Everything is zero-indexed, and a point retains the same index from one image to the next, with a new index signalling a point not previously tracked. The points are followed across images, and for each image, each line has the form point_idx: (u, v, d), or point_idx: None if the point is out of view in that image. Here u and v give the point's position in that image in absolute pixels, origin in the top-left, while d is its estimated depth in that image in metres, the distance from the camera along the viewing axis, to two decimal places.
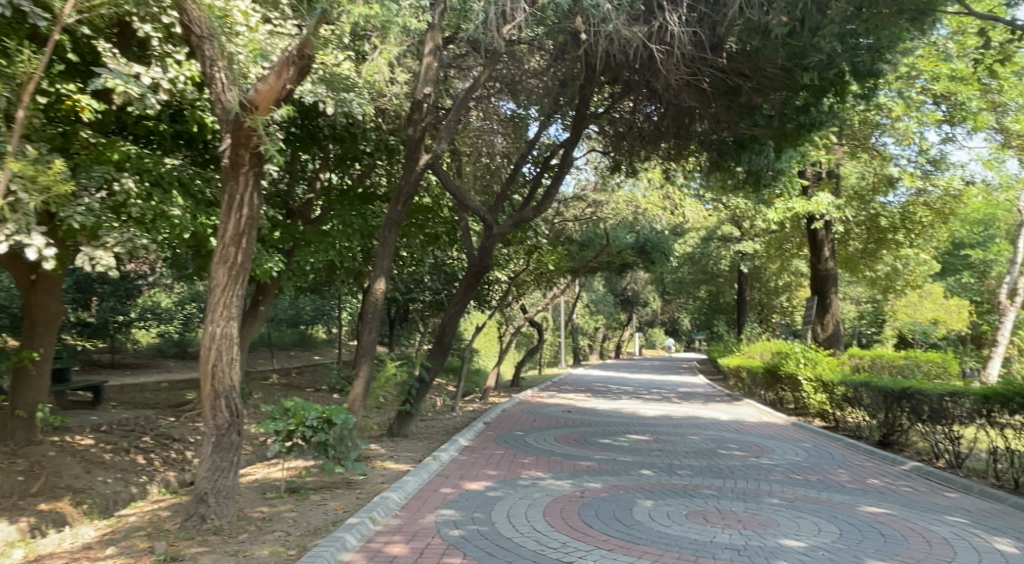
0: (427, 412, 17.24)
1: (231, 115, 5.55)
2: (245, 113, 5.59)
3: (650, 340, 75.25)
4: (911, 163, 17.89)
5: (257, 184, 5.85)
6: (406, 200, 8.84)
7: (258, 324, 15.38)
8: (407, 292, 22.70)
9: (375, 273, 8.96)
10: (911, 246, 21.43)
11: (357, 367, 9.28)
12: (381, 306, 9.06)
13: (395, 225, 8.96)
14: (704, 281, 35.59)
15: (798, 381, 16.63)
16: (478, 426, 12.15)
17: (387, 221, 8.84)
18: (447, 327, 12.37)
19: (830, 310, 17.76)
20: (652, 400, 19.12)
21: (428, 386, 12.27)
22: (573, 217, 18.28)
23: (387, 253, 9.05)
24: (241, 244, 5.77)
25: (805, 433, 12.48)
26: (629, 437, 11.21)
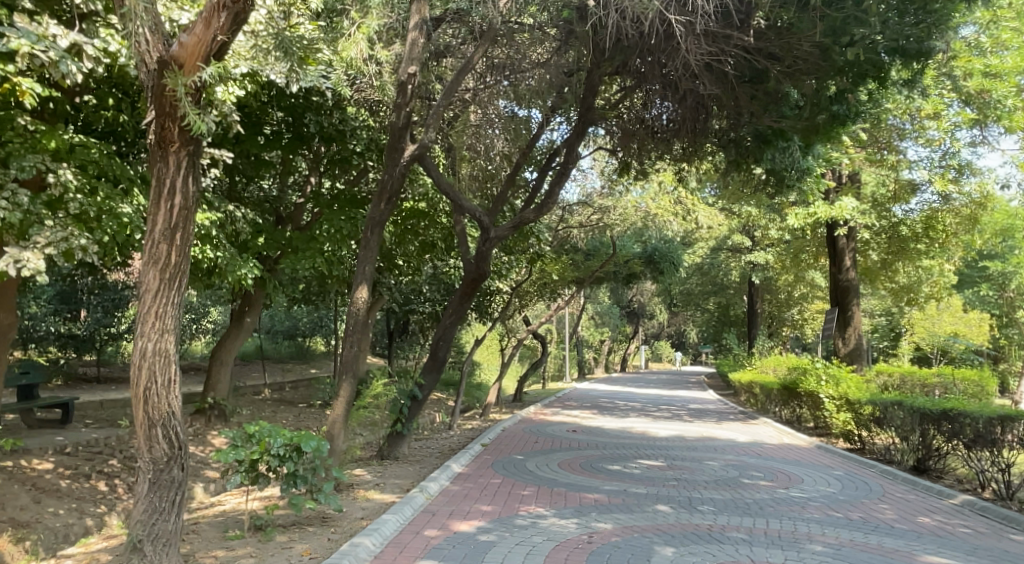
0: (423, 431, 16.26)
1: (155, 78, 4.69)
2: (167, 74, 4.69)
3: (656, 353, 74.12)
4: (936, 167, 16.96)
5: (193, 166, 4.96)
6: (391, 197, 7.98)
7: (244, 336, 14.43)
8: (405, 304, 21.81)
9: (357, 280, 8.03)
10: (933, 256, 20.44)
11: (338, 387, 8.31)
12: (364, 315, 8.14)
13: (380, 225, 8.07)
14: (714, 292, 34.63)
15: (819, 398, 15.63)
16: (474, 448, 11.18)
17: (371, 220, 7.96)
18: (441, 342, 11.38)
19: (852, 324, 16.72)
20: (663, 418, 18.09)
21: (421, 405, 11.34)
22: (578, 223, 17.38)
23: (371, 256, 8.17)
24: (175, 241, 4.86)
25: (832, 457, 11.46)
26: (641, 462, 10.19)
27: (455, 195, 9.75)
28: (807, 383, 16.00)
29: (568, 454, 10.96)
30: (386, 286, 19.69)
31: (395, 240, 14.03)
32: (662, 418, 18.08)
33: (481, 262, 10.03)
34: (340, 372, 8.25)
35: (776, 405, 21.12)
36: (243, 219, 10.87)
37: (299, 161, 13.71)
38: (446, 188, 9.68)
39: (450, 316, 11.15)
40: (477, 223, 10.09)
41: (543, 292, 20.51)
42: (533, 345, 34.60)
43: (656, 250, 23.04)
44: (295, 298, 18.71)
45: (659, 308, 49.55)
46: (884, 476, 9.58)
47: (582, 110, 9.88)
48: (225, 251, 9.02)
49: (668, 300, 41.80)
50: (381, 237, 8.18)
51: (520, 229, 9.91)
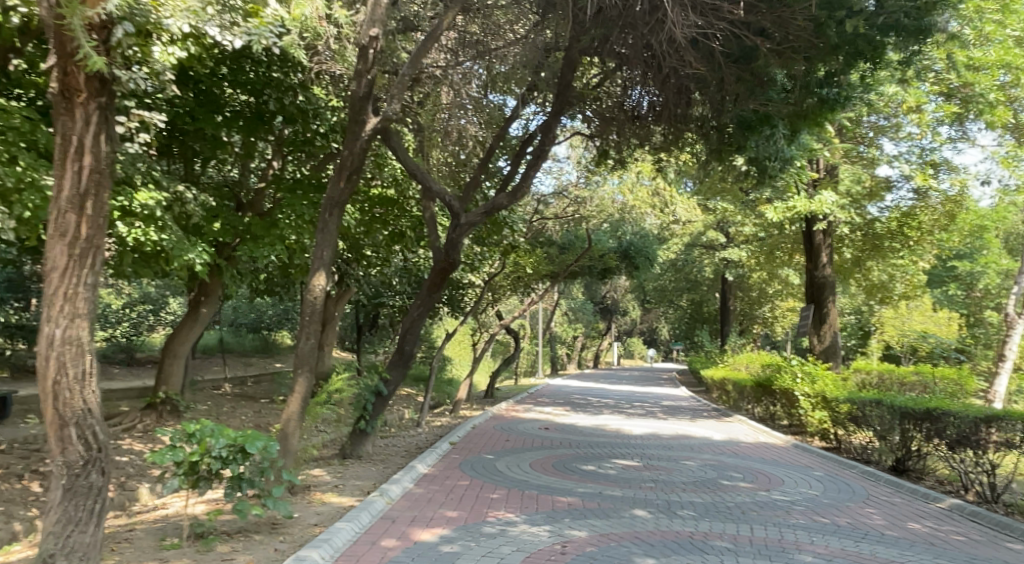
0: (389, 429, 15.67)
1: (50, 16, 4.44)
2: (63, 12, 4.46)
3: (628, 350, 74.09)
4: (914, 164, 16.77)
5: (102, 124, 4.60)
6: (351, 174, 7.52)
7: (200, 328, 13.74)
8: (374, 297, 21.22)
9: (314, 265, 7.46)
10: (908, 255, 20.36)
11: (294, 381, 7.74)
12: (321, 303, 7.58)
13: (340, 206, 7.57)
14: (687, 289, 34.48)
15: (794, 396, 15.39)
16: (442, 447, 10.64)
17: (330, 200, 7.47)
18: (408, 335, 10.78)
19: (828, 321, 16.49)
20: (636, 415, 17.72)
21: (385, 401, 10.82)
22: (553, 214, 16.91)
23: (331, 239, 7.64)
24: (84, 209, 4.39)
25: (810, 456, 11.15)
26: (616, 462, 9.75)
27: (423, 177, 9.20)
28: (783, 381, 15.74)
29: (540, 452, 10.48)
30: (354, 277, 19.06)
31: (362, 228, 13.44)
32: (635, 415, 17.69)
33: (450, 249, 9.46)
34: (297, 365, 7.65)
35: (749, 402, 20.92)
36: (195, 202, 10.21)
37: (261, 146, 13.13)
38: (414, 169, 9.14)
39: (418, 308, 10.58)
40: (447, 209, 9.50)
41: (516, 286, 20.02)
42: (505, 341, 34.15)
43: (631, 245, 22.69)
44: (258, 289, 17.99)
45: (632, 305, 49.38)
46: (865, 477, 9.24)
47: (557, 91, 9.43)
48: (171, 233, 8.41)
49: (642, 296, 41.62)
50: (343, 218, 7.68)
51: (493, 215, 9.38)
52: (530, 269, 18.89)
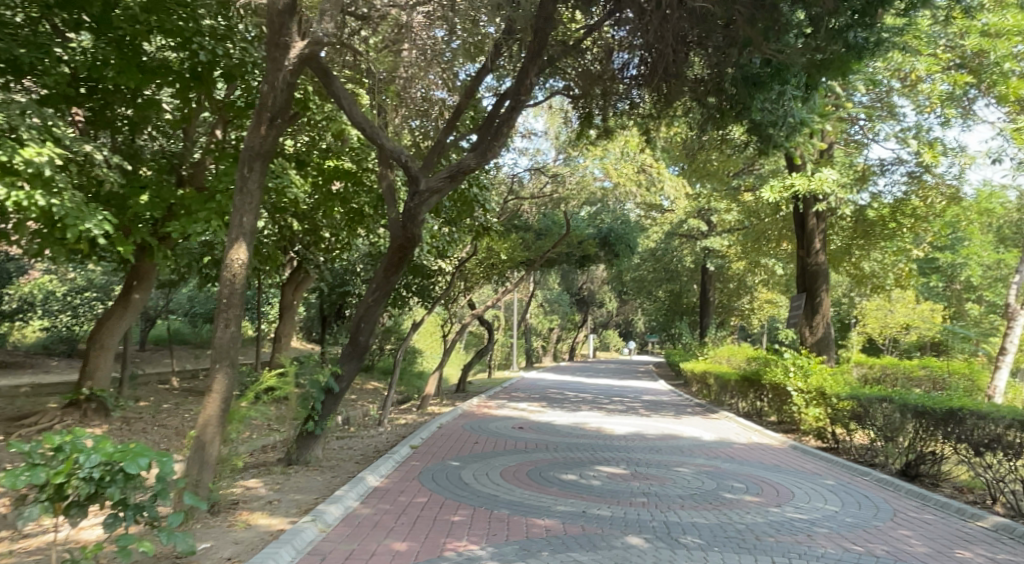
0: (349, 428, 14.33)
1: None
2: None
3: (604, 342, 72.90)
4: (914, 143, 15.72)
5: None
6: (272, 119, 6.61)
7: (131, 316, 12.25)
8: (339, 284, 19.85)
9: (233, 235, 6.32)
10: (901, 244, 19.41)
11: (212, 379, 6.38)
12: (245, 282, 6.36)
13: (263, 157, 6.55)
14: (666, 280, 33.47)
15: (787, 392, 14.34)
16: (401, 451, 9.32)
17: (248, 148, 6.46)
18: (363, 325, 9.38)
19: (821, 311, 15.39)
20: (616, 411, 16.52)
21: (337, 399, 9.51)
22: (529, 195, 15.59)
23: (255, 202, 6.54)
24: None
25: (810, 458, 10.05)
26: (599, 469, 8.52)
27: (377, 134, 7.85)
28: (774, 376, 14.65)
29: (513, 458, 9.20)
30: (314, 262, 17.62)
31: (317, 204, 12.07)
32: (615, 412, 16.49)
33: (407, 222, 8.10)
34: (215, 358, 6.32)
35: (732, 397, 19.89)
36: (109, 166, 8.78)
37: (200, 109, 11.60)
38: (366, 125, 7.76)
39: (376, 294, 9.22)
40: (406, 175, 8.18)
41: (488, 274, 18.75)
42: (478, 332, 32.90)
43: (612, 231, 21.56)
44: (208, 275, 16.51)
45: (609, 297, 48.24)
46: (883, 487, 8.13)
47: (535, 30, 8.15)
48: (67, 198, 7.17)
49: (619, 287, 40.54)
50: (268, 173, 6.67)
51: (458, 180, 8.08)
52: (503, 255, 17.69)
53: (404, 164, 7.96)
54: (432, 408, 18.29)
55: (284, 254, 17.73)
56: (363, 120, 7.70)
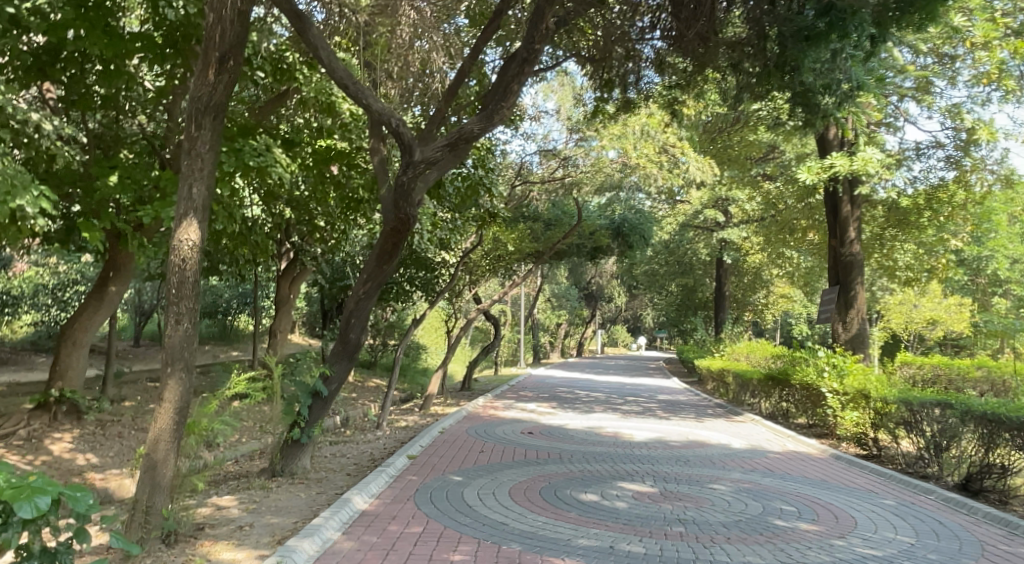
0: (346, 431, 13.29)
1: None
2: None
3: (612, 339, 71.73)
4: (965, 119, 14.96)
5: None
6: (222, 62, 5.67)
7: (105, 311, 11.16)
8: (337, 277, 18.82)
9: (182, 208, 5.33)
10: (935, 235, 18.26)
11: (163, 388, 5.34)
12: (195, 264, 5.37)
13: (214, 109, 5.63)
14: (679, 274, 32.34)
15: (820, 394, 13.21)
16: (397, 464, 8.25)
17: (192, 97, 5.54)
18: (353, 321, 8.30)
19: (856, 305, 14.20)
20: (633, 412, 15.43)
21: (326, 405, 8.49)
22: (540, 181, 14.53)
23: (208, 168, 5.53)
24: None
25: (858, 472, 8.94)
26: (623, 487, 7.44)
27: (361, 92, 6.76)
28: (806, 376, 13.52)
29: (524, 472, 8.12)
30: (311, 253, 16.59)
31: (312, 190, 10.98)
32: (632, 413, 15.40)
33: (397, 200, 7.06)
34: (167, 361, 5.30)
35: (754, 396, 18.76)
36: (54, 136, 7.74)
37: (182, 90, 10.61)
38: (349, 81, 6.69)
39: (368, 286, 8.13)
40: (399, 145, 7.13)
41: (496, 266, 17.71)
42: (485, 328, 31.84)
43: (626, 221, 20.52)
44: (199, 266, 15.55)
45: (618, 291, 47.11)
46: (954, 508, 7.02)
47: None
48: None
49: (629, 280, 39.42)
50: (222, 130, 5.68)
51: (458, 150, 7.08)
52: (511, 245, 16.64)
53: (394, 129, 6.95)
54: (436, 407, 17.25)
55: (279, 244, 16.68)
56: (344, 74, 6.69)
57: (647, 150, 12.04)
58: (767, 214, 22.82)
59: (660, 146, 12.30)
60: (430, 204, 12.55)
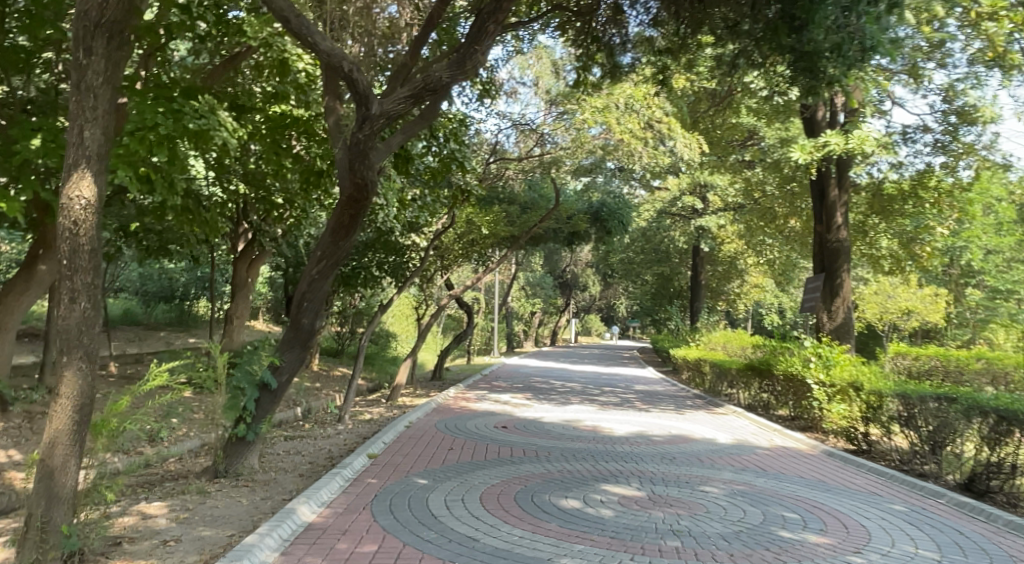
0: (305, 425, 12.37)
1: None
2: None
3: (584, 326, 71.66)
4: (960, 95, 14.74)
5: None
6: None
7: (38, 290, 10.07)
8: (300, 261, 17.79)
9: (72, 155, 4.58)
10: (918, 222, 17.84)
11: (59, 380, 4.49)
12: (94, 221, 4.64)
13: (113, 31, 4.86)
14: (655, 262, 31.76)
15: (806, 386, 12.63)
16: (355, 464, 7.41)
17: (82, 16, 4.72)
18: (307, 304, 7.40)
19: (842, 293, 13.63)
20: (610, 404, 14.74)
21: (275, 398, 7.64)
22: (516, 160, 13.72)
23: (102, 107, 4.79)
24: None
25: (854, 471, 8.33)
26: (606, 489, 6.69)
27: (306, 28, 6.00)
28: (791, 367, 12.93)
29: (496, 473, 7.33)
30: (271, 235, 15.57)
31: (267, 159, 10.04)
32: (609, 405, 14.71)
33: (353, 161, 6.26)
34: (62, 347, 4.48)
35: (733, 387, 18.22)
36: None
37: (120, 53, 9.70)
38: (291, 15, 5.93)
39: (323, 265, 7.22)
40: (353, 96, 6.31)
41: (468, 249, 16.87)
42: (457, 316, 30.96)
43: (604, 205, 19.82)
44: (148, 246, 14.48)
45: (593, 280, 46.54)
46: (970, 514, 6.40)
47: None
48: None
49: (604, 268, 38.86)
50: (118, 53, 4.94)
51: (422, 102, 6.33)
52: (485, 228, 15.82)
53: (347, 77, 6.12)
54: (403, 398, 16.38)
55: (235, 224, 15.61)
56: (285, 5, 5.95)
57: (631, 125, 11.21)
58: (747, 200, 22.29)
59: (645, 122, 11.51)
60: (396, 181, 11.65)
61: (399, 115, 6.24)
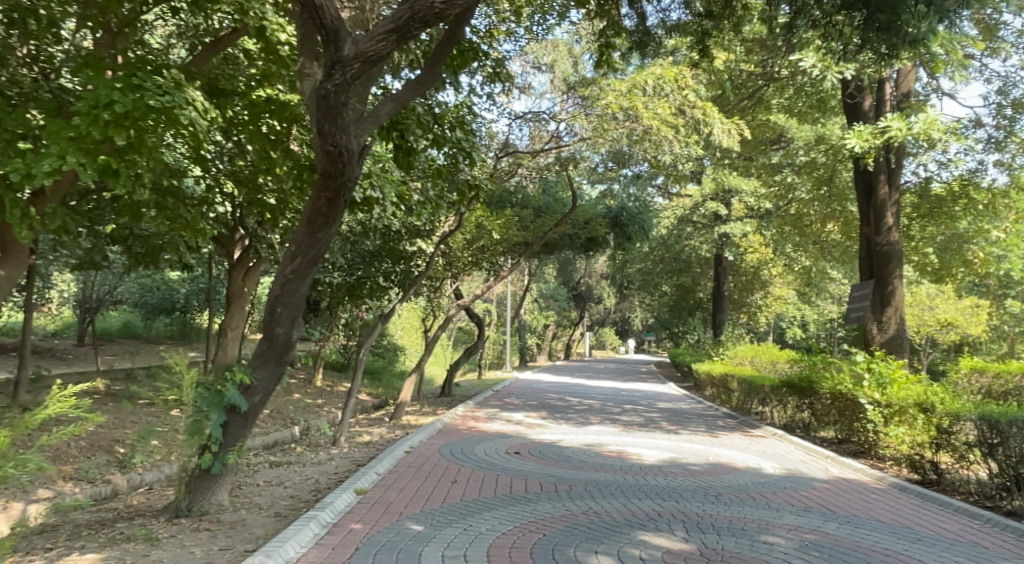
0: (298, 448, 11.16)
1: None
2: None
3: (599, 340, 70.35)
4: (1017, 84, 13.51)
5: None
6: None
7: None
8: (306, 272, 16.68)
9: None
10: (966, 225, 16.46)
11: None
12: None
13: None
14: (676, 272, 30.37)
15: (856, 404, 11.26)
16: (341, 504, 6.16)
17: None
18: (280, 310, 6.19)
19: (894, 301, 12.27)
20: (634, 424, 13.41)
21: (247, 418, 6.46)
22: (530, 157, 12.57)
23: None
24: None
25: (933, 510, 7.02)
26: (645, 538, 5.42)
27: None
28: (838, 384, 11.58)
29: (511, 516, 6.06)
30: (267, 241, 14.46)
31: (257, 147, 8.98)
32: (633, 425, 13.39)
33: (324, 121, 5.35)
34: None
35: (765, 405, 16.81)
36: None
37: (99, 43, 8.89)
38: None
39: (297, 263, 6.03)
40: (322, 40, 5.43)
41: (479, 254, 15.75)
42: (469, 328, 29.84)
43: (623, 210, 18.61)
44: (134, 252, 13.44)
45: (608, 292, 45.16)
46: None
47: None
48: None
49: (620, 279, 37.53)
50: None
51: (402, 42, 5.44)
52: (496, 232, 14.71)
53: (314, 14, 5.31)
54: (409, 417, 15.13)
55: (230, 228, 14.51)
56: None
57: (661, 111, 9.99)
58: (776, 206, 20.96)
59: (676, 108, 10.29)
60: (398, 177, 10.49)
61: (378, 58, 5.38)
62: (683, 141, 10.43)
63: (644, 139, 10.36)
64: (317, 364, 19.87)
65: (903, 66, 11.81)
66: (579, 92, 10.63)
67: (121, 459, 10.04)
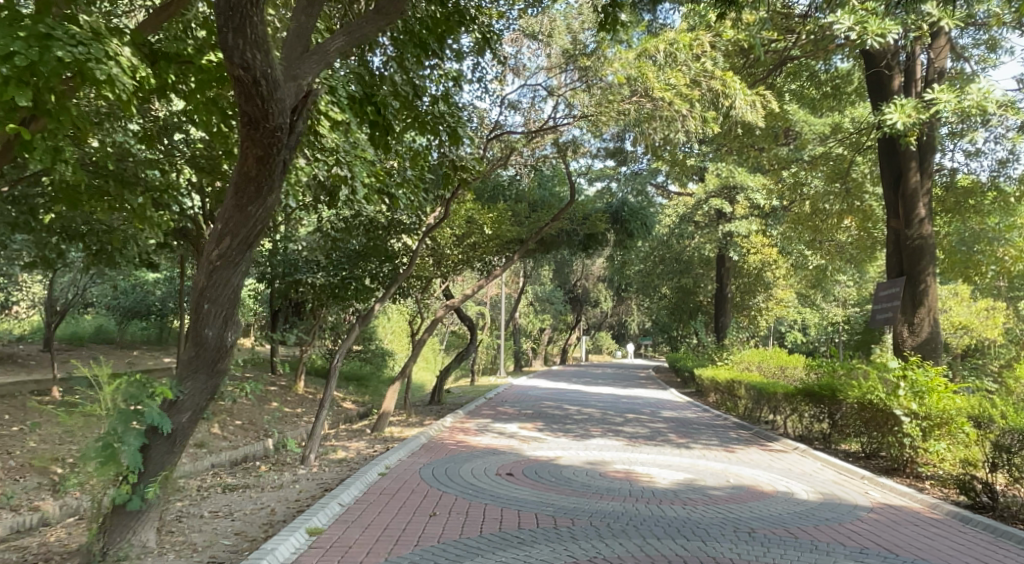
0: (264, 467, 9.88)
1: None
2: None
3: (596, 344, 69.30)
4: None
5: None
6: None
7: None
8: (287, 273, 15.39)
9: None
10: (992, 221, 15.36)
11: None
12: None
13: None
14: (678, 274, 29.13)
15: (889, 416, 10.06)
16: (284, 550, 4.92)
17: None
18: (207, 307, 5.00)
19: (927, 302, 11.08)
20: (640, 437, 12.20)
21: (173, 439, 5.28)
22: (525, 142, 11.38)
23: None
24: None
25: (1012, 551, 5.80)
26: None
27: None
28: (867, 392, 10.32)
29: None
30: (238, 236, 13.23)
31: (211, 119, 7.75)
32: (639, 438, 12.19)
33: (229, 34, 4.41)
34: None
35: (777, 414, 15.61)
36: None
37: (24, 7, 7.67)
38: None
39: (225, 245, 4.85)
40: None
41: (469, 251, 14.54)
42: (461, 332, 28.61)
43: (624, 205, 17.41)
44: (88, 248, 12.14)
45: (606, 295, 43.92)
46: None
47: None
48: None
49: (618, 281, 36.29)
50: None
51: None
52: (488, 227, 13.64)
53: None
54: (392, 428, 13.87)
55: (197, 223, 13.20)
56: None
57: (675, 82, 9.23)
58: (786, 202, 19.79)
59: (691, 78, 9.55)
60: (374, 159, 9.24)
61: None
62: (698, 117, 9.49)
63: (653, 116, 9.53)
64: (298, 370, 18.59)
65: (937, 37, 10.61)
66: (578, 65, 9.55)
67: (56, 481, 8.74)
